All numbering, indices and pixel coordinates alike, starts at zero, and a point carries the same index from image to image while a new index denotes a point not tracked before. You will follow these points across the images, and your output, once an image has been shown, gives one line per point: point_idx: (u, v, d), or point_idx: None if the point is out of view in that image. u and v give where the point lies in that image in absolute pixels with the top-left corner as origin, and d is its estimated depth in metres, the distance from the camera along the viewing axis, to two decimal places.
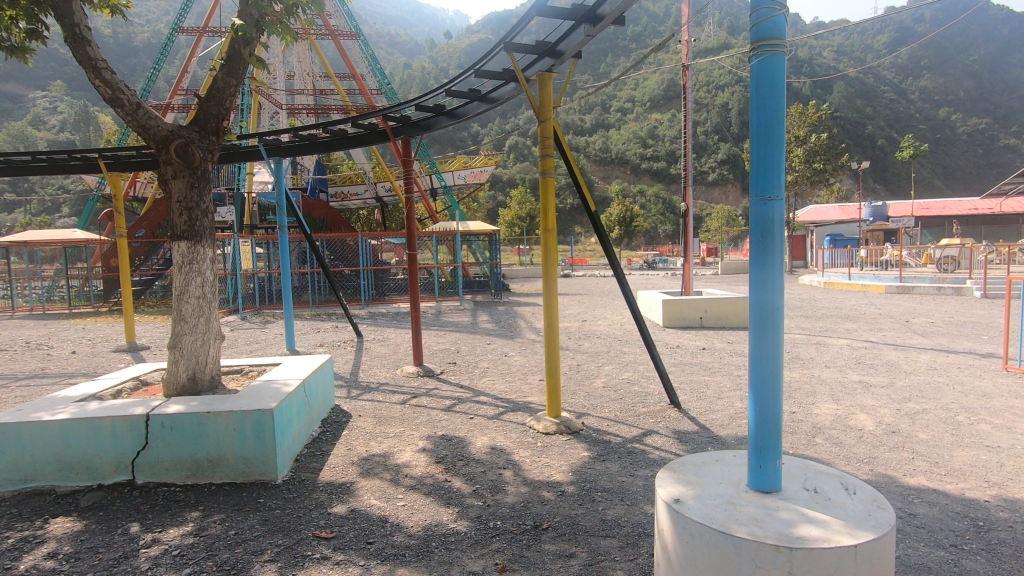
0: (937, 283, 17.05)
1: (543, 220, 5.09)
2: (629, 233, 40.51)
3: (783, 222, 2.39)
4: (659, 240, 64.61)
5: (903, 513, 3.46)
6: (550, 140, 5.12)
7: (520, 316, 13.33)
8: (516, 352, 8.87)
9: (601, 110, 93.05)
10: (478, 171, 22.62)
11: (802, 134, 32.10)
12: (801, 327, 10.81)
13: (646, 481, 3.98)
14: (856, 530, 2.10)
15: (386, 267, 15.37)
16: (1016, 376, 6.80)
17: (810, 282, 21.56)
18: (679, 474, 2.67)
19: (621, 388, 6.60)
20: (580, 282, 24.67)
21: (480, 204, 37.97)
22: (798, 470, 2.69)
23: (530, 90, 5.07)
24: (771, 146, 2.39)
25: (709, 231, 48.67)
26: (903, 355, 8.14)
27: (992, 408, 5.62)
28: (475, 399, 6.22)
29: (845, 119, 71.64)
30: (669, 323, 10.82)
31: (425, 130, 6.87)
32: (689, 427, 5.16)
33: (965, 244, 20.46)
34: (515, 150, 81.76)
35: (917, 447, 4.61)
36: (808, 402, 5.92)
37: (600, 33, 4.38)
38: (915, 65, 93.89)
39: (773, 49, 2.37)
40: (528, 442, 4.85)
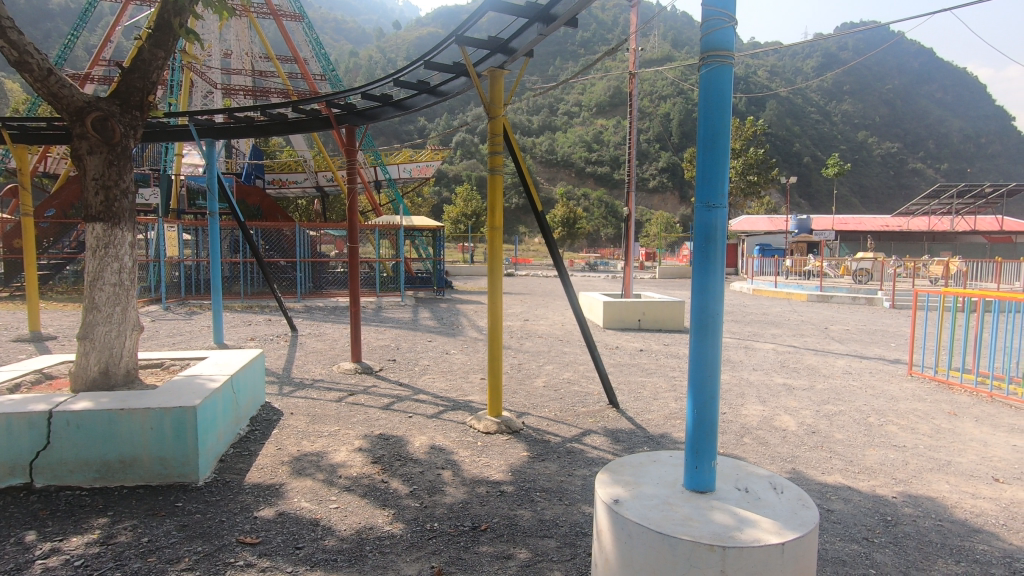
0: (853, 292, 18.34)
1: (490, 219, 5.03)
2: (572, 234, 41.18)
3: (725, 231, 2.46)
4: (601, 244, 66.13)
5: (822, 509, 3.67)
6: (500, 138, 5.06)
7: (462, 314, 13.26)
8: (457, 350, 8.78)
9: (548, 112, 93.88)
10: (424, 165, 22.24)
11: (738, 147, 33.86)
12: (732, 331, 11.31)
13: (584, 481, 4.01)
14: (784, 529, 2.18)
15: (325, 259, 14.82)
16: (918, 381, 7.39)
17: (741, 289, 22.68)
18: (618, 475, 2.69)
19: (562, 388, 6.65)
20: (523, 282, 24.81)
21: (425, 199, 37.50)
22: (730, 470, 2.78)
23: (481, 86, 4.99)
24: (717, 156, 2.44)
25: (648, 236, 50.30)
26: (822, 360, 8.66)
27: (898, 410, 6.07)
28: (415, 397, 6.09)
29: (776, 136, 75.97)
30: (610, 324, 11.06)
31: (371, 120, 6.65)
32: (626, 426, 5.28)
33: (878, 258, 22.12)
34: (462, 147, 81.24)
35: (834, 446, 4.91)
36: (737, 403, 6.19)
37: (553, 33, 4.36)
38: (838, 90, 100.93)
39: (722, 60, 2.43)
40: (468, 441, 4.79)
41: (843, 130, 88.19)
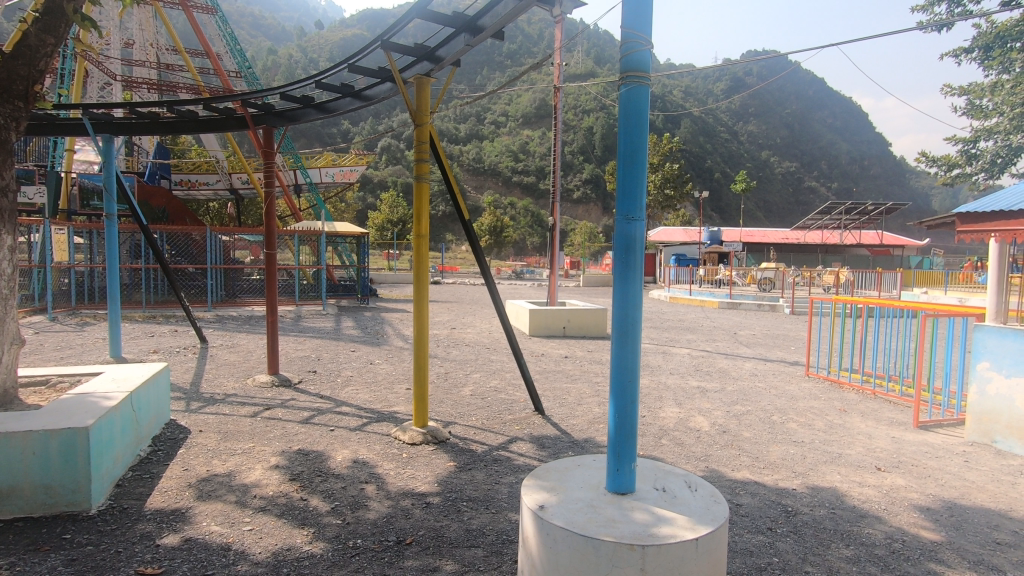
0: (758, 300, 19.76)
1: (415, 226, 4.97)
2: (498, 242, 41.44)
3: (643, 242, 2.57)
4: (527, 252, 67.05)
5: (732, 504, 3.91)
6: (426, 145, 5.02)
7: (387, 322, 12.99)
8: (382, 360, 8.58)
9: (475, 120, 94.04)
10: (348, 169, 21.48)
11: (656, 162, 35.58)
12: (651, 337, 11.83)
13: (510, 489, 4.04)
14: (698, 525, 2.30)
15: (239, 266, 14.00)
16: (814, 381, 8.08)
17: (658, 296, 23.80)
18: (544, 480, 2.73)
19: (489, 396, 6.66)
20: (450, 290, 24.67)
21: (349, 205, 36.42)
22: (650, 471, 2.89)
23: (407, 93, 4.94)
24: (635, 171, 2.56)
25: (572, 245, 51.60)
26: (732, 363, 9.26)
27: (798, 408, 6.60)
28: (337, 410, 5.88)
29: (690, 153, 80.67)
30: (535, 331, 11.24)
31: (291, 122, 6.39)
32: (551, 432, 5.37)
33: (779, 268, 24.01)
34: (388, 153, 79.74)
35: (742, 444, 5.25)
36: (656, 406, 6.48)
37: (480, 44, 4.39)
38: (744, 112, 108.70)
39: (638, 80, 2.56)
40: (392, 453, 4.67)
41: (748, 149, 95.07)
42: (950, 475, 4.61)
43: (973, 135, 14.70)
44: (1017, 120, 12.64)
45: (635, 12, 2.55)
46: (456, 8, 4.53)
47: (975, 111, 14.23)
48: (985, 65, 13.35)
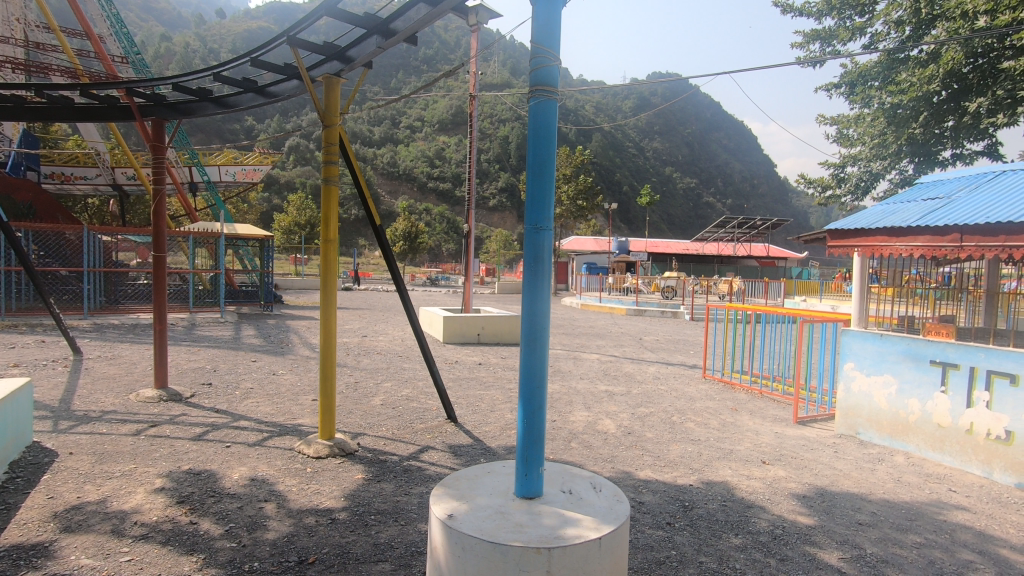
0: (661, 307, 20.90)
1: (323, 230, 4.78)
2: (413, 248, 40.70)
3: (551, 250, 2.64)
4: (442, 259, 66.59)
5: (635, 502, 4.10)
6: (336, 147, 4.85)
7: (292, 330, 12.33)
8: (286, 370, 8.15)
9: (390, 124, 92.08)
10: (251, 169, 20.19)
11: (569, 173, 36.59)
12: (563, 343, 12.15)
13: (421, 499, 3.97)
14: (602, 524, 2.39)
15: (122, 269, 12.70)
16: (710, 382, 8.69)
17: (570, 304, 24.48)
18: (454, 489, 2.71)
19: (400, 405, 6.53)
20: (362, 297, 23.87)
21: (251, 206, 34.27)
22: (557, 474, 2.96)
23: (315, 92, 4.74)
24: (543, 182, 2.63)
25: (487, 253, 51.79)
26: (637, 367, 9.73)
27: (695, 409, 7.06)
28: (234, 425, 5.49)
29: (600, 166, 84.20)
30: (449, 339, 11.17)
31: (186, 115, 5.94)
32: (463, 441, 5.34)
33: (680, 277, 25.56)
34: (296, 153, 76.07)
35: (646, 445, 5.51)
36: (566, 411, 6.66)
37: (392, 48, 4.32)
38: (650, 130, 114.91)
39: (547, 95, 2.64)
40: (295, 469, 4.44)
41: (653, 165, 100.76)
42: (823, 465, 5.13)
43: (842, 161, 16.42)
44: (876, 149, 14.34)
45: (543, 28, 2.64)
46: (368, 9, 4.42)
47: (843, 140, 15.97)
48: (851, 99, 15.03)
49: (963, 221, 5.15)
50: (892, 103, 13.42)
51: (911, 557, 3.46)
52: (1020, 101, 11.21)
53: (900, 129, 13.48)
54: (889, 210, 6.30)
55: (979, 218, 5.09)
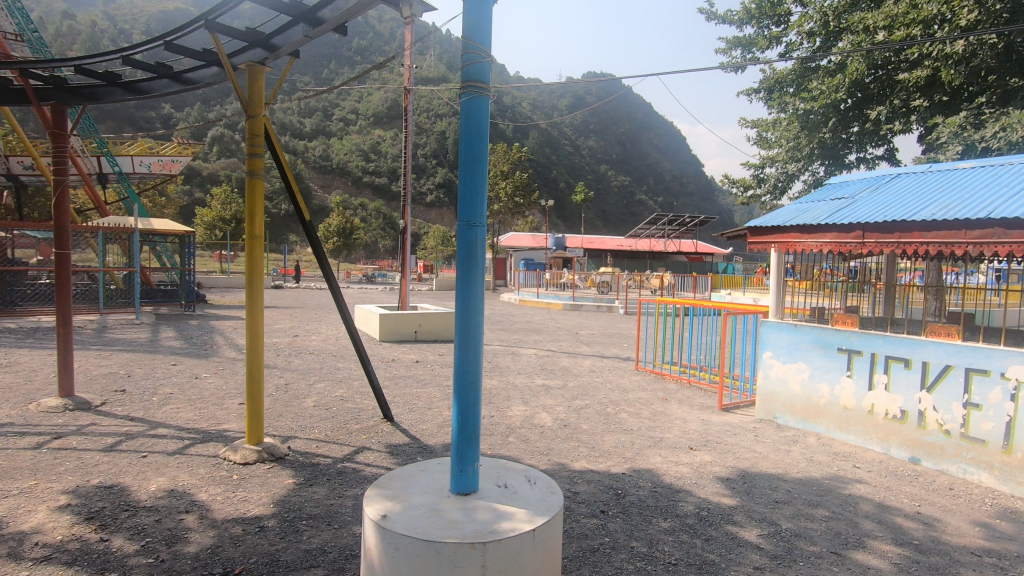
0: (597, 302, 21.40)
1: (248, 226, 4.55)
2: (347, 245, 39.55)
3: (485, 246, 2.65)
4: (378, 256, 65.07)
5: (570, 492, 4.19)
6: (261, 138, 4.63)
7: (217, 331, 11.69)
8: (209, 374, 7.72)
9: (322, 115, 88.81)
10: (168, 160, 18.91)
11: (506, 169, 36.67)
12: (500, 339, 12.21)
13: (355, 501, 3.89)
14: (535, 516, 2.43)
15: (19, 268, 11.56)
16: (642, 374, 9.01)
17: (508, 300, 24.60)
18: (387, 489, 2.67)
19: (334, 406, 6.34)
20: (293, 295, 22.96)
21: (170, 200, 32.09)
22: (492, 469, 2.99)
23: (237, 80, 4.49)
24: (476, 179, 2.63)
25: (425, 249, 51.10)
26: (574, 361, 9.94)
27: (628, 400, 7.29)
28: (151, 433, 5.15)
29: (538, 163, 85.11)
30: (385, 337, 10.97)
31: (91, 100, 5.47)
32: (400, 440, 5.27)
33: (615, 272, 26.27)
34: (219, 144, 71.92)
35: (581, 436, 5.65)
36: (504, 406, 6.70)
37: (319, 37, 4.16)
38: (585, 128, 117.16)
39: (479, 91, 2.64)
40: (220, 476, 4.23)
41: (589, 163, 102.99)
42: (745, 448, 5.44)
43: (761, 162, 17.37)
44: (791, 152, 15.23)
45: (475, 25, 2.64)
46: None
47: (762, 142, 16.90)
48: (769, 104, 15.96)
49: (865, 220, 5.61)
50: (804, 109, 14.34)
51: (820, 530, 3.75)
52: (913, 110, 12.48)
53: (811, 133, 14.39)
54: (801, 209, 6.76)
55: (878, 217, 5.56)
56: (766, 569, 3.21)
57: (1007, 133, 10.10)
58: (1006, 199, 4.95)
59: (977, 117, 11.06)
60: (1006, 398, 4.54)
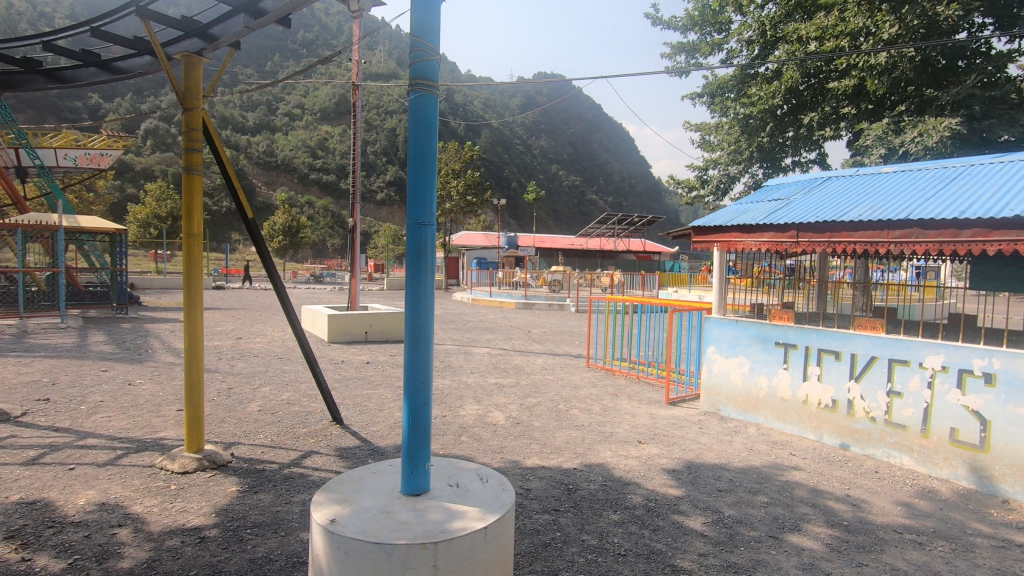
0: (549, 300, 21.64)
1: (185, 224, 4.34)
2: (294, 244, 38.33)
3: (434, 245, 2.64)
4: (327, 255, 63.42)
5: (522, 490, 4.23)
6: (199, 133, 4.43)
7: (152, 334, 11.09)
8: (144, 379, 7.32)
9: (266, 109, 85.64)
10: (96, 153, 17.76)
11: (458, 168, 36.49)
12: (453, 339, 12.16)
13: (303, 507, 3.79)
14: (487, 514, 2.44)
15: None
16: (593, 370, 9.18)
17: (460, 299, 24.52)
18: (336, 493, 2.62)
19: (280, 410, 6.15)
20: (235, 296, 22.04)
21: (99, 196, 30.16)
22: (444, 468, 2.97)
23: (172, 71, 4.28)
24: (425, 177, 2.62)
25: (375, 248, 50.22)
26: (526, 359, 10.02)
27: (579, 396, 7.42)
28: (79, 444, 4.84)
29: (489, 162, 85.14)
30: (334, 338, 10.71)
31: (8, 88, 5.09)
32: (350, 442, 5.17)
33: (566, 271, 26.64)
34: (153, 137, 68.14)
35: (533, 433, 5.70)
36: (456, 405, 6.68)
37: (261, 29, 4.01)
38: (537, 128, 118.03)
39: (427, 89, 2.62)
40: (157, 487, 4.02)
41: (540, 162, 103.88)
42: (690, 440, 5.64)
43: (705, 164, 18.01)
44: (732, 155, 15.80)
45: (423, 21, 2.62)
46: None
47: (705, 145, 17.53)
48: (712, 108, 16.57)
49: (799, 220, 5.91)
50: (744, 113, 14.95)
51: (759, 515, 3.94)
52: (842, 117, 13.25)
53: (751, 137, 15.05)
54: (741, 209, 7.06)
55: (811, 217, 5.87)
56: (710, 555, 3.34)
57: (924, 138, 10.91)
58: (923, 201, 5.34)
59: (897, 124, 11.87)
60: (924, 385, 4.90)
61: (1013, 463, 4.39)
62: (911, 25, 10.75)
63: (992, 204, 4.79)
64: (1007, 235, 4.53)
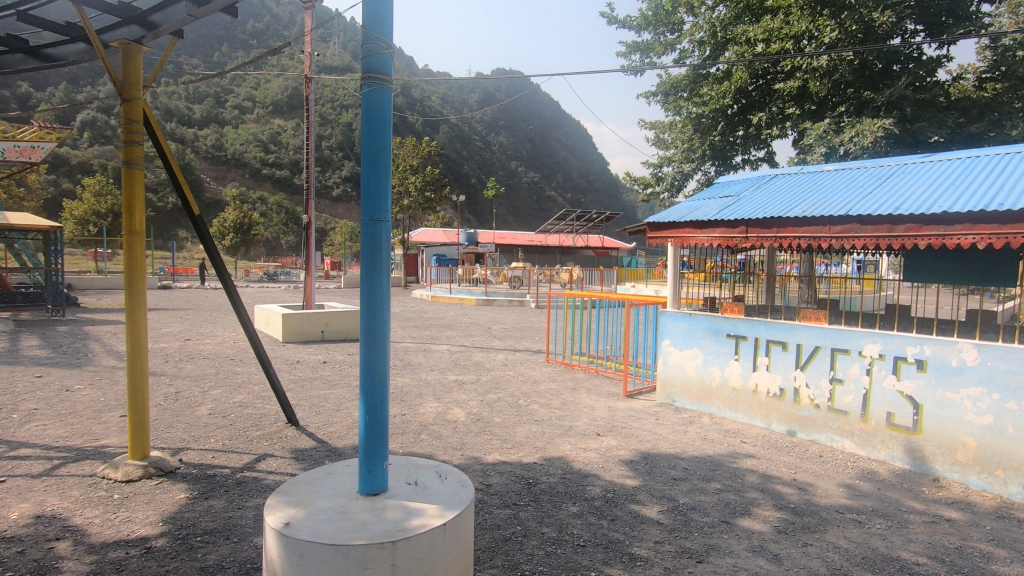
0: (509, 296, 21.68)
1: (126, 221, 4.14)
2: (246, 241, 37.04)
3: (389, 242, 2.61)
4: (281, 252, 61.62)
5: (482, 485, 4.24)
6: (140, 125, 4.23)
7: (92, 337, 10.52)
8: (83, 385, 6.94)
9: (213, 102, 82.33)
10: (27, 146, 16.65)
11: (416, 164, 36.08)
12: (412, 336, 12.03)
13: (257, 512, 3.69)
14: (446, 511, 2.44)
15: None
16: (553, 365, 9.27)
17: (420, 296, 24.28)
18: (290, 496, 2.56)
19: (232, 413, 5.95)
20: (182, 296, 21.12)
21: (30, 191, 28.32)
22: (403, 467, 2.95)
23: (109, 60, 4.06)
24: (380, 172, 2.58)
25: (332, 245, 49.15)
26: (486, 355, 10.02)
27: (539, 391, 7.48)
28: (11, 455, 4.55)
29: (448, 157, 84.47)
30: (289, 338, 10.44)
31: None
32: (306, 444, 5.05)
33: (526, 267, 26.76)
34: (91, 129, 64.48)
35: (494, 429, 5.72)
36: (416, 403, 6.63)
37: (205, 17, 3.85)
38: (496, 124, 117.86)
39: (380, 83, 2.59)
40: (99, 497, 3.83)
41: (499, 159, 103.75)
42: (647, 431, 5.78)
43: (660, 162, 18.40)
44: (685, 153, 16.18)
45: (376, 14, 2.58)
46: None
47: (660, 143, 17.89)
48: (665, 107, 16.92)
49: (748, 216, 6.12)
50: (697, 112, 15.34)
51: (712, 501, 4.08)
52: (787, 117, 13.72)
53: (703, 136, 15.47)
54: (694, 206, 7.25)
55: (759, 213, 6.09)
56: (665, 542, 3.44)
57: (861, 138, 11.49)
58: (861, 198, 5.63)
59: (838, 124, 12.44)
60: (863, 372, 5.17)
61: (943, 443, 4.70)
62: (850, 30, 11.40)
63: (922, 201, 5.10)
64: (936, 230, 4.83)
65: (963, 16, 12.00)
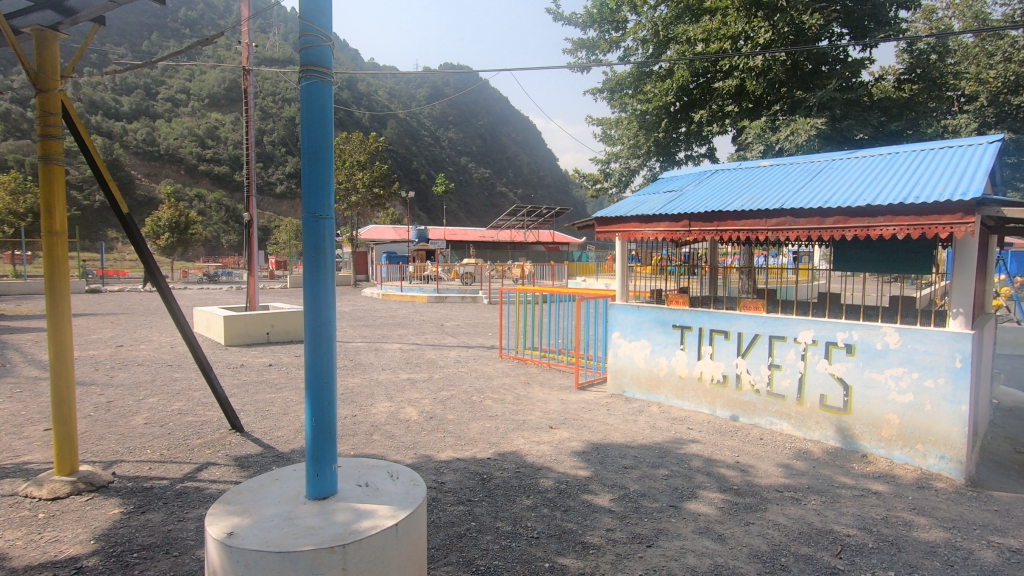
0: (461, 292, 21.58)
1: (45, 221, 3.86)
2: (183, 241, 35.22)
3: (333, 241, 2.54)
4: (222, 252, 59.03)
5: (436, 483, 4.21)
6: (58, 118, 3.95)
7: (10, 347, 9.74)
8: (1, 398, 6.43)
9: (143, 93, 77.76)
10: None
11: (363, 160, 35.28)
12: (362, 335, 11.80)
13: (199, 523, 3.53)
14: (398, 510, 2.41)
15: None
16: (506, 360, 9.30)
17: (371, 295, 23.81)
18: (234, 504, 2.47)
19: (170, 421, 5.67)
20: (114, 300, 19.91)
21: None
22: (353, 469, 2.89)
23: (20, 46, 3.76)
24: (321, 169, 2.51)
25: (277, 244, 47.49)
26: (439, 352, 9.95)
27: (493, 386, 7.49)
28: None
29: (397, 153, 83.10)
30: (232, 341, 10.03)
31: None
32: (251, 450, 4.88)
33: (478, 263, 26.71)
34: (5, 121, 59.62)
35: (447, 427, 5.69)
36: (367, 404, 6.51)
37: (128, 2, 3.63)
38: (445, 120, 116.75)
39: (320, 76, 2.51)
40: (21, 517, 3.57)
41: (448, 154, 102.84)
42: (599, 422, 5.90)
43: (607, 157, 18.70)
44: (631, 149, 16.51)
45: (312, 6, 2.50)
46: None
47: (607, 139, 18.19)
48: (612, 103, 17.20)
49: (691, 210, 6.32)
50: (641, 110, 15.67)
51: (661, 487, 4.21)
52: (726, 115, 14.21)
53: (648, 133, 15.84)
54: (640, 201, 7.41)
55: (702, 207, 6.30)
56: (616, 529, 3.52)
57: (795, 136, 12.10)
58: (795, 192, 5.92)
59: (773, 122, 13.02)
60: (799, 358, 5.45)
61: (869, 421, 5.03)
62: (781, 31, 11.99)
63: (847, 194, 5.42)
64: (862, 221, 5.14)
65: (883, 21, 12.80)
